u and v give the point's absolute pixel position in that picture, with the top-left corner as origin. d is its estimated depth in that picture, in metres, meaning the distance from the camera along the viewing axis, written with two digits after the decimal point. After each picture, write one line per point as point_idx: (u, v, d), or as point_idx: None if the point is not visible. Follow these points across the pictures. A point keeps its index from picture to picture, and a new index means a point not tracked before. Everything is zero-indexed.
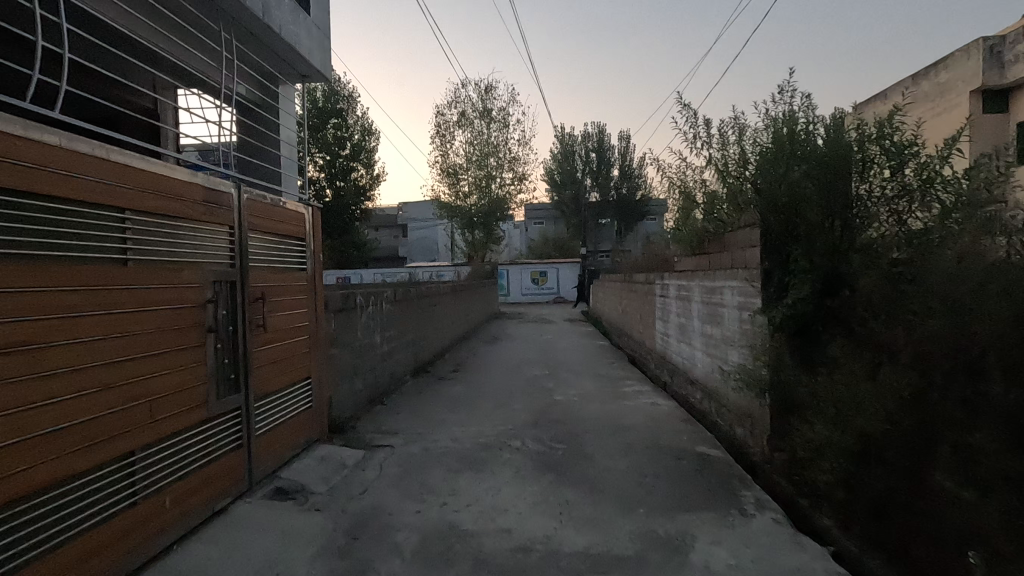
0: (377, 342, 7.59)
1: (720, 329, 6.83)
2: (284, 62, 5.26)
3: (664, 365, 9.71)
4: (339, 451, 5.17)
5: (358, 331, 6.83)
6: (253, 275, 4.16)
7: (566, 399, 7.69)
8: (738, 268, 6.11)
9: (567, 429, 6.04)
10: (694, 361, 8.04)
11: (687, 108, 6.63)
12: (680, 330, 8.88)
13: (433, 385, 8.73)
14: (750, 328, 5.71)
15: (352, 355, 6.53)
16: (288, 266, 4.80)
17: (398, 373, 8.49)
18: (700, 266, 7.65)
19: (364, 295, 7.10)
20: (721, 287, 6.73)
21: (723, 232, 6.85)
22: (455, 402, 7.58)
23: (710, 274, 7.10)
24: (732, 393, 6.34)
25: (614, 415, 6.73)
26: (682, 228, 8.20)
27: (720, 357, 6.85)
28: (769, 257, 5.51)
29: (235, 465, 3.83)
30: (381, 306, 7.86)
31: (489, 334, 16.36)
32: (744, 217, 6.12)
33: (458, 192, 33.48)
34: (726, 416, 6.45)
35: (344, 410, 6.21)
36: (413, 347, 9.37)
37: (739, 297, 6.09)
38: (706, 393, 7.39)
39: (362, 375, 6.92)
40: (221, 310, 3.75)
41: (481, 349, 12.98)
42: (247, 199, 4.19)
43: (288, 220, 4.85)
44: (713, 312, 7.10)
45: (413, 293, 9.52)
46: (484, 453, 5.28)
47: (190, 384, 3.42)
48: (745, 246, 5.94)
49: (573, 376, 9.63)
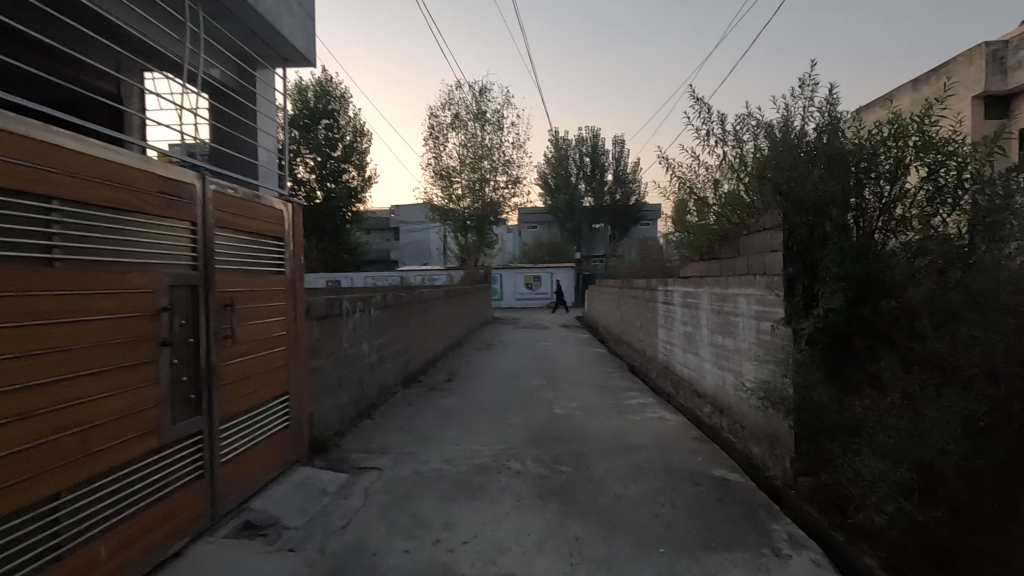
0: (365, 351, 7.08)
1: (734, 340, 6.38)
2: (263, 42, 4.76)
3: (669, 376, 9.24)
4: (320, 475, 4.64)
5: (345, 340, 6.32)
6: (220, 278, 3.65)
7: (568, 413, 7.20)
8: (756, 275, 5.67)
9: (571, 448, 5.55)
10: (703, 374, 7.59)
11: (700, 103, 6.20)
12: (686, 340, 8.42)
13: (425, 397, 8.21)
14: (771, 339, 5.27)
15: (336, 366, 6.01)
16: (263, 269, 4.28)
17: (387, 384, 7.96)
18: (710, 272, 7.19)
19: (351, 300, 6.58)
20: (736, 295, 6.29)
21: (736, 236, 6.42)
22: (448, 416, 7.07)
23: (723, 280, 6.65)
24: (750, 410, 5.87)
25: (620, 432, 6.25)
26: (690, 233, 7.76)
27: (735, 371, 6.38)
28: (793, 263, 5.06)
29: (195, 499, 3.30)
30: (370, 312, 7.35)
31: (484, 341, 15.85)
32: (761, 219, 5.69)
33: (451, 195, 33.01)
34: (741, 434, 5.98)
35: (328, 427, 5.69)
36: (404, 355, 8.86)
37: (758, 306, 5.64)
38: (717, 408, 6.92)
39: (349, 387, 6.40)
40: (178, 319, 3.23)
41: (476, 357, 12.48)
42: (214, 191, 3.68)
43: (264, 217, 4.34)
44: (726, 322, 6.64)
45: (404, 298, 9.01)
46: (481, 477, 4.78)
47: (139, 407, 2.90)
48: (765, 251, 5.49)
49: (573, 386, 9.15)
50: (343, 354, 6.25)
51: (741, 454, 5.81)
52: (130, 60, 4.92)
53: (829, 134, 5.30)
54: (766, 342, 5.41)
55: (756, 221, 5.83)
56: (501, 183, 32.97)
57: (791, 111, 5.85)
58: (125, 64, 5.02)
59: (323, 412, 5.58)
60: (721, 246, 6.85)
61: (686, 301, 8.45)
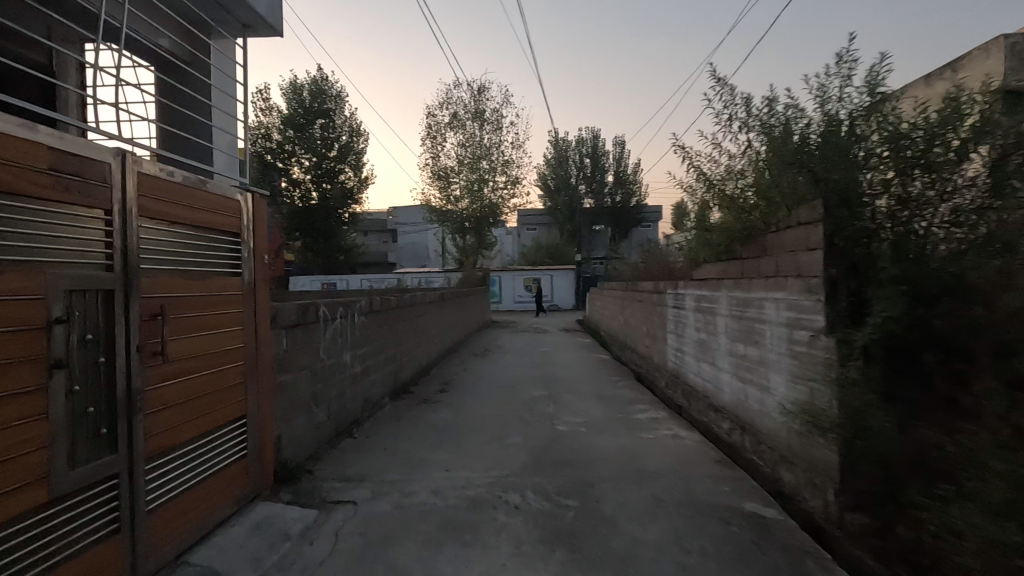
0: (347, 362, 6.39)
1: (760, 350, 5.68)
2: (216, 5, 4.08)
3: (680, 387, 8.56)
4: (283, 513, 3.94)
5: (322, 350, 5.62)
6: (149, 281, 2.96)
7: (572, 429, 6.53)
8: (788, 277, 4.99)
9: (577, 476, 4.85)
10: (721, 386, 6.90)
11: (722, 84, 5.50)
12: (700, 348, 7.75)
13: (416, 410, 7.53)
14: (809, 350, 4.57)
15: (311, 380, 5.30)
16: (213, 271, 3.59)
17: (374, 397, 7.27)
18: (730, 274, 6.52)
19: (331, 305, 5.89)
20: (761, 300, 5.61)
21: (762, 234, 5.74)
22: (440, 434, 6.38)
23: (745, 283, 5.98)
24: (781, 430, 5.18)
25: (631, 454, 5.57)
26: (703, 231, 7.07)
27: (761, 385, 5.69)
28: (835, 263, 4.38)
29: (107, 562, 2.62)
30: (354, 318, 6.67)
31: (481, 347, 15.18)
32: (794, 214, 5.01)
33: (449, 196, 32.31)
34: (770, 458, 5.28)
35: (300, 450, 4.99)
36: (393, 364, 8.18)
37: (790, 312, 4.95)
38: (738, 425, 6.23)
39: (326, 404, 5.70)
40: (82, 335, 2.54)
41: (472, 364, 11.81)
42: (143, 175, 2.99)
43: (213, 207, 3.65)
44: (749, 329, 5.96)
45: (393, 302, 8.34)
46: (473, 513, 4.08)
47: (13, 452, 2.22)
48: (799, 249, 4.83)
49: (576, 398, 8.47)
50: (320, 367, 5.55)
51: (770, 481, 5.11)
52: (63, 25, 4.24)
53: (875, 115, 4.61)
54: (803, 354, 4.71)
55: (788, 216, 5.14)
56: (500, 183, 32.35)
57: (825, 93, 5.17)
58: (58, 31, 4.33)
59: (293, 434, 4.87)
60: (742, 246, 6.17)
61: (700, 306, 7.77)
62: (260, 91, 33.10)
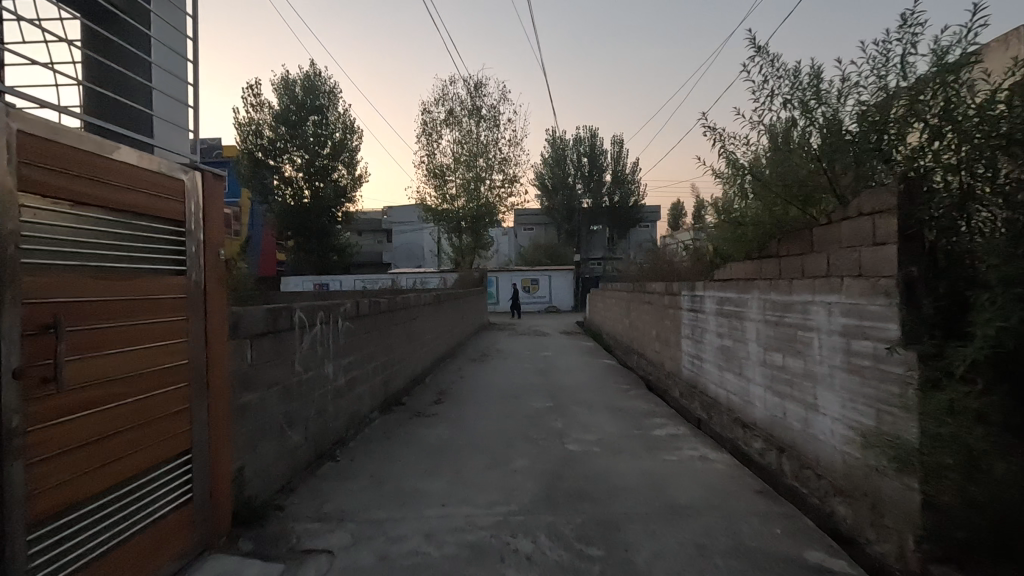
0: (330, 373, 5.61)
1: (804, 361, 4.94)
2: None
3: (699, 398, 7.81)
4: (240, 570, 3.14)
5: (299, 361, 4.84)
6: (32, 281, 2.20)
7: (584, 450, 5.78)
8: (844, 278, 4.26)
9: (598, 514, 4.08)
10: (751, 399, 6.16)
11: (762, 53, 4.74)
12: (724, 355, 7.00)
13: (409, 426, 6.75)
14: (878, 363, 3.82)
15: (283, 397, 4.52)
16: (141, 270, 2.83)
17: (361, 411, 6.48)
18: (764, 273, 5.79)
19: (310, 310, 5.12)
20: (806, 304, 4.87)
21: (807, 228, 5.01)
22: (436, 456, 5.59)
23: (786, 284, 5.23)
24: (835, 457, 4.43)
25: (656, 481, 4.82)
26: (731, 223, 6.32)
27: (805, 402, 4.93)
28: (912, 259, 3.64)
29: None
30: (338, 323, 5.90)
31: (479, 351, 14.40)
32: (851, 205, 4.28)
33: (445, 195, 31.53)
34: (820, 488, 4.53)
35: (269, 482, 4.20)
36: (383, 374, 7.40)
37: (848, 318, 4.21)
38: (775, 445, 5.48)
39: (304, 424, 4.91)
40: None
41: (470, 371, 11.05)
42: (26, 138, 2.24)
43: (142, 186, 2.88)
44: (788, 337, 5.22)
45: (384, 305, 7.57)
46: (475, 569, 3.30)
47: None
48: (859, 244, 4.10)
49: (585, 410, 7.72)
50: (295, 381, 4.77)
51: (824, 517, 4.35)
52: None
53: (945, 85, 3.85)
54: (868, 368, 3.97)
55: (843, 208, 4.41)
56: (498, 181, 31.64)
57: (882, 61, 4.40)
58: None
59: (260, 463, 4.08)
60: (780, 242, 5.45)
61: (723, 309, 7.03)
62: (251, 87, 32.28)
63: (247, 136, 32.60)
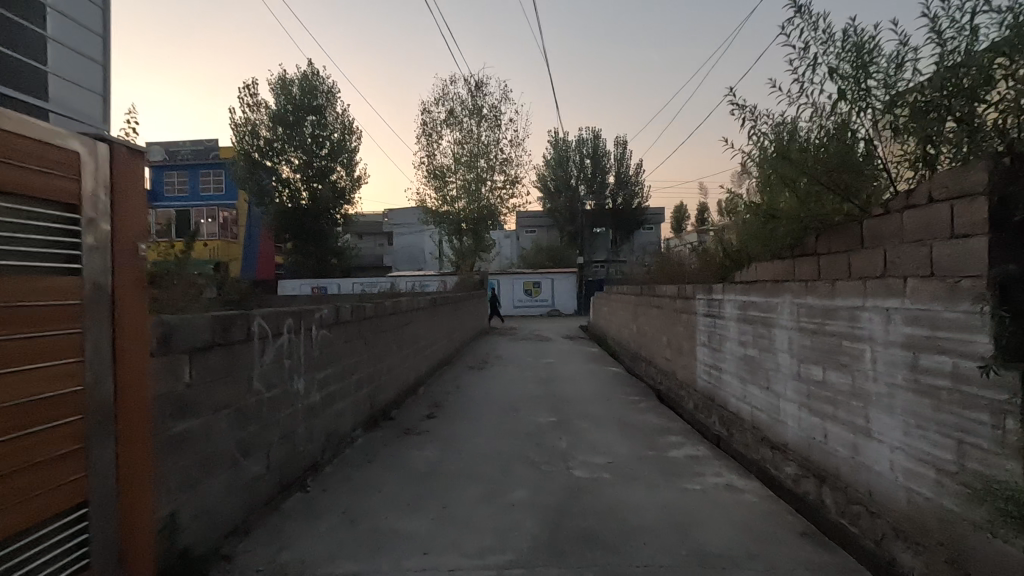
0: (301, 390, 4.89)
1: (851, 377, 4.21)
2: None
3: (717, 412, 7.08)
4: None
5: (259, 378, 4.13)
6: None
7: (593, 477, 5.06)
8: (908, 279, 3.53)
9: (614, 567, 3.36)
10: (781, 418, 5.42)
11: (803, 13, 4.03)
12: (747, 366, 6.27)
13: (395, 446, 6.03)
14: (962, 385, 3.10)
15: (238, 422, 3.81)
16: (7, 273, 2.17)
17: (340, 430, 5.76)
18: (799, 272, 5.05)
19: (274, 318, 4.40)
20: (855, 310, 4.14)
21: (854, 222, 4.30)
22: (422, 484, 4.88)
23: (828, 284, 4.49)
24: (895, 494, 3.70)
25: (678, 520, 4.10)
26: (754, 211, 5.67)
27: (854, 425, 4.20)
28: (1008, 256, 2.92)
29: None
30: (312, 332, 5.18)
31: (477, 358, 13.64)
32: (914, 191, 3.57)
33: (446, 196, 30.87)
34: (876, 530, 3.79)
35: (216, 527, 3.49)
36: (367, 387, 6.68)
37: (914, 328, 3.48)
38: (813, 472, 4.75)
39: (266, 451, 4.19)
40: None
41: (466, 380, 10.32)
42: None
43: (20, 161, 2.21)
44: (830, 348, 4.49)
45: (369, 310, 6.85)
46: None
47: None
48: (931, 237, 3.39)
49: (592, 426, 6.99)
50: (254, 402, 4.05)
51: (884, 567, 3.61)
52: None
53: None
54: (947, 389, 3.23)
55: (904, 195, 3.70)
56: (499, 182, 31.01)
57: (949, 16, 3.65)
58: None
59: (203, 505, 3.36)
60: (817, 238, 4.73)
61: (746, 315, 6.30)
62: (247, 87, 31.71)
63: (244, 137, 31.99)
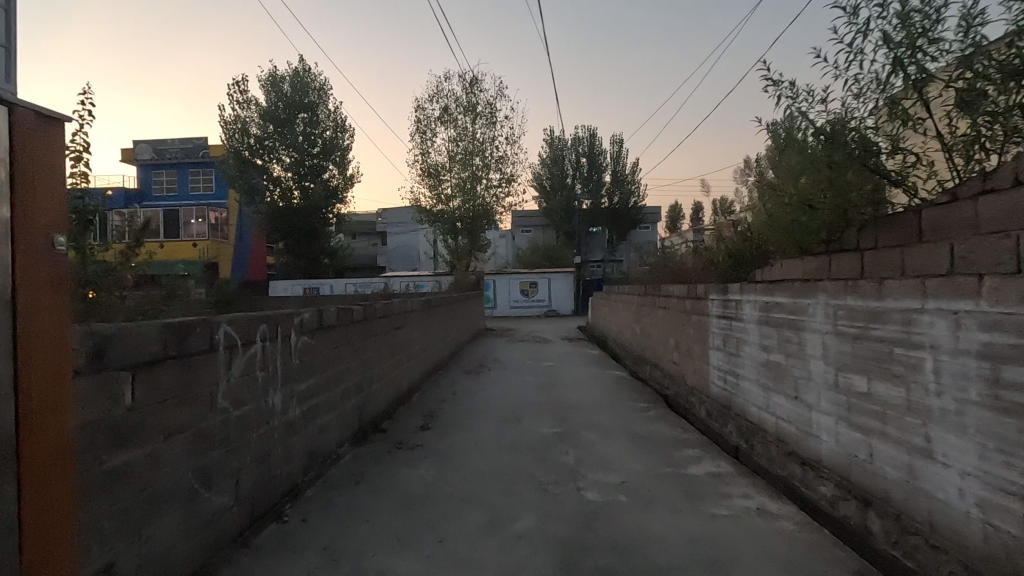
0: (278, 406, 4.32)
1: (906, 390, 3.67)
2: None
3: (734, 422, 6.56)
4: None
5: (225, 394, 3.56)
6: None
7: (607, 500, 4.52)
8: (985, 278, 3.02)
9: None
10: (813, 431, 4.90)
11: None
12: (770, 373, 5.76)
13: (386, 463, 5.47)
14: None
15: (197, 448, 3.24)
16: None
17: (324, 447, 5.19)
18: (835, 269, 4.53)
19: (245, 324, 3.83)
20: (911, 313, 3.61)
21: (909, 212, 3.77)
22: (415, 509, 4.34)
23: (874, 283, 3.96)
24: (966, 527, 3.19)
25: (711, 555, 3.56)
26: (779, 197, 5.22)
27: (910, 445, 3.66)
28: None
29: None
30: (292, 339, 4.61)
31: (474, 362, 13.07)
32: (993, 172, 3.06)
33: (440, 195, 30.29)
34: (941, 568, 3.27)
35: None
36: (355, 397, 6.11)
37: (993, 335, 2.97)
38: (854, 495, 4.23)
39: (233, 479, 3.62)
40: None
41: (463, 386, 9.76)
42: None
43: None
44: (877, 356, 3.97)
45: (358, 313, 6.28)
46: None
47: None
48: (1017, 228, 2.88)
49: (600, 438, 6.46)
50: (219, 423, 3.48)
51: None
52: None
53: None
54: None
55: (977, 178, 3.19)
56: (494, 181, 30.48)
57: None
58: None
59: (151, 551, 2.80)
60: (860, 231, 4.23)
61: (769, 317, 5.77)
62: (237, 83, 31.08)
63: (233, 135, 31.30)
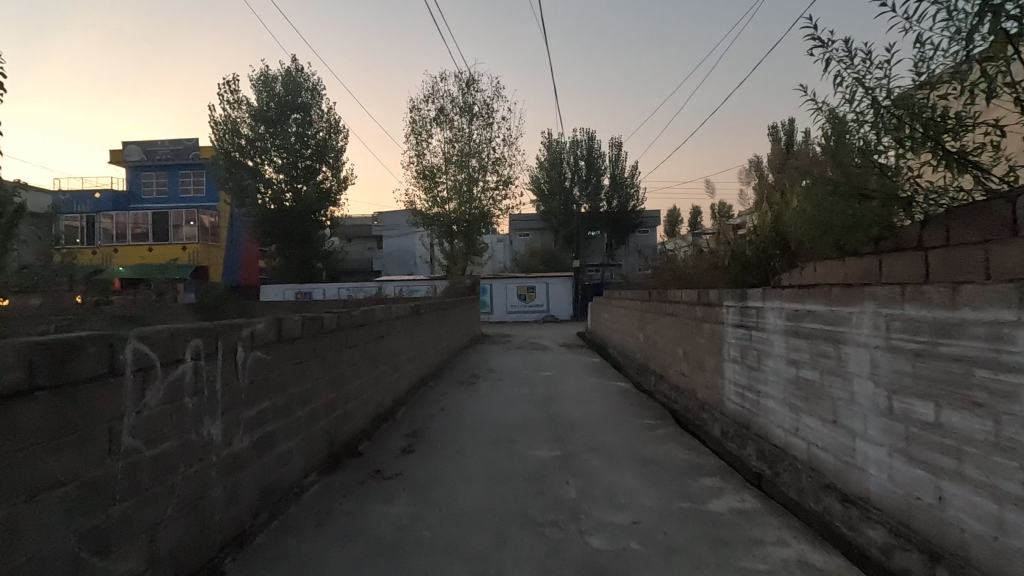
0: (218, 437, 3.56)
1: (995, 423, 2.93)
2: None
3: (755, 445, 5.82)
4: None
5: (136, 430, 2.80)
6: None
7: (617, 547, 3.78)
8: None
9: None
10: (856, 463, 4.16)
11: None
12: (800, 390, 5.02)
13: (356, 497, 4.70)
14: None
15: (87, 503, 2.48)
16: None
17: (282, 481, 4.42)
18: (888, 270, 3.79)
19: (167, 340, 3.06)
20: (1001, 326, 2.86)
21: (997, 199, 3.04)
22: (384, 562, 3.57)
23: (946, 287, 3.22)
24: None
25: None
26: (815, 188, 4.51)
27: (1001, 492, 2.91)
28: None
29: None
30: (238, 355, 3.85)
31: (467, 372, 12.27)
32: None
33: (435, 197, 29.53)
34: None
35: None
36: (325, 419, 5.34)
37: None
38: (916, 546, 3.48)
39: (147, 536, 2.86)
40: None
41: (453, 400, 8.99)
42: None
43: None
44: (948, 379, 3.23)
45: (330, 322, 5.53)
46: None
47: None
48: None
49: (604, 463, 5.70)
50: (125, 467, 2.72)
51: None
52: None
53: None
54: None
55: None
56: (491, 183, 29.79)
57: None
58: None
59: None
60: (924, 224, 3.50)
61: (799, 328, 5.03)
62: (229, 83, 30.48)
63: (224, 136, 30.58)
